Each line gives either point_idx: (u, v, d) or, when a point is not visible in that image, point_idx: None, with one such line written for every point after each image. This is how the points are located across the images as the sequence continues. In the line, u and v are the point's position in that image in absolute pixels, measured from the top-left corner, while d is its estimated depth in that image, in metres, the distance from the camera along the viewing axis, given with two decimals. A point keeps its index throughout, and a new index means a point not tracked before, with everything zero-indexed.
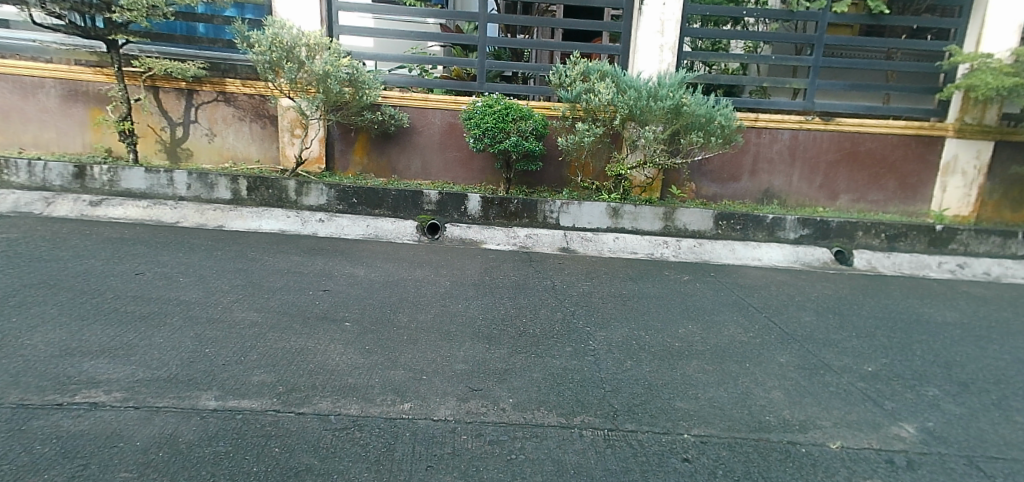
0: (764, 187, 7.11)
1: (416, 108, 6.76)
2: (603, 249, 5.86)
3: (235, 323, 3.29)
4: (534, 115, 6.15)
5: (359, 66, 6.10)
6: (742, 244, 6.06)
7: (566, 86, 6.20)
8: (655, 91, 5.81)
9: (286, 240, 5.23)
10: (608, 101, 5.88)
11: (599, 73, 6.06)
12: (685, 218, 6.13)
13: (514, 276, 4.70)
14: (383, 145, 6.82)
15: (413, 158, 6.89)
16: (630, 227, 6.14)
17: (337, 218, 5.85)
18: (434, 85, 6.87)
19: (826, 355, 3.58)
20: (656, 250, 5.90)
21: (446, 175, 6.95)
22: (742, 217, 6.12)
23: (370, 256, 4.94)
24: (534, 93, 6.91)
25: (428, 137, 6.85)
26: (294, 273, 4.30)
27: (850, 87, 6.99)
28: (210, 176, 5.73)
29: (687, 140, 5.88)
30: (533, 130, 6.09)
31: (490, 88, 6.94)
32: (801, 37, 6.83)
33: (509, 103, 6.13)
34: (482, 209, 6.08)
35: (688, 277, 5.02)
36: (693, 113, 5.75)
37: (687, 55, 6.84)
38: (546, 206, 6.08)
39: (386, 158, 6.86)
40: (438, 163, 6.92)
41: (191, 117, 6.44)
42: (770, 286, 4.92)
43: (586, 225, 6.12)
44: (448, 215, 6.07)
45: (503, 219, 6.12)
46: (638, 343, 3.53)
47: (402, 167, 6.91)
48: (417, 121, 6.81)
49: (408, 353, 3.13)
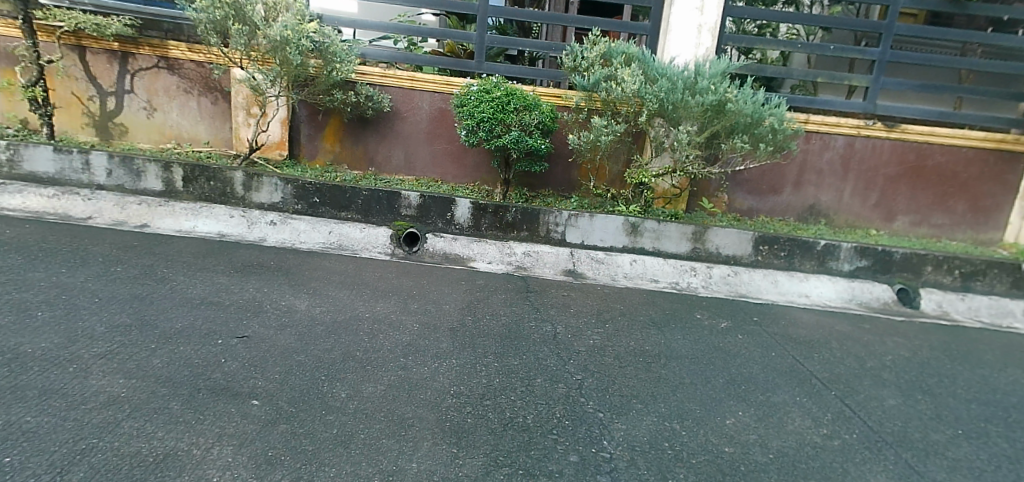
0: (808, 203, 5.98)
1: (400, 89, 5.62)
2: (616, 275, 4.81)
3: (80, 400, 2.22)
4: (541, 106, 5.01)
5: (330, 33, 4.96)
6: (787, 275, 4.99)
7: (582, 71, 5.07)
8: (692, 83, 4.67)
9: (219, 251, 4.14)
10: (633, 92, 4.74)
11: (624, 56, 4.90)
12: (719, 240, 5.05)
13: (505, 317, 3.63)
14: (357, 130, 5.68)
15: (395, 149, 5.77)
16: (651, 248, 5.07)
17: (292, 220, 4.75)
18: (423, 62, 5.69)
19: (944, 475, 2.46)
20: (681, 279, 4.86)
21: (434, 171, 5.85)
22: (789, 241, 5.03)
23: (322, 280, 3.85)
24: (541, 77, 5.75)
25: (413, 125, 5.72)
26: (211, 307, 3.22)
27: (921, 87, 5.71)
28: (135, 162, 4.67)
29: (729, 145, 4.73)
30: (540, 124, 4.94)
31: (489, 68, 5.76)
32: (867, 24, 5.56)
33: (511, 89, 4.99)
34: (473, 218, 5.00)
35: (727, 325, 3.95)
36: (738, 113, 4.59)
37: (730, 39, 5.64)
38: (550, 217, 5.01)
39: (362, 147, 5.74)
40: (424, 156, 5.81)
41: (126, 86, 5.34)
42: (832, 343, 3.83)
43: (597, 243, 5.06)
44: (431, 223, 4.99)
45: (497, 230, 5.05)
46: (672, 447, 2.44)
47: (381, 158, 5.79)
48: (400, 105, 5.67)
49: (329, 467, 2.02)
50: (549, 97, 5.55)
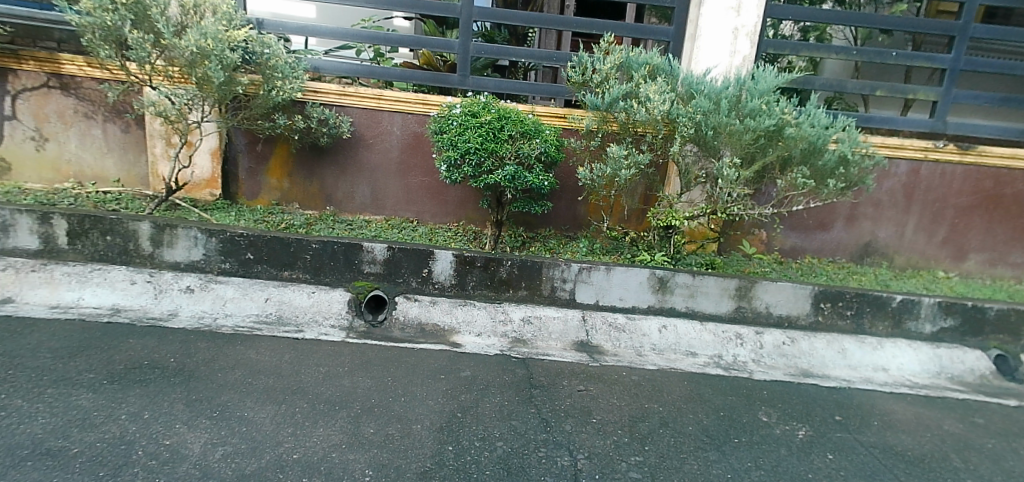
0: (862, 240, 5.07)
1: (365, 110, 4.53)
2: (643, 349, 3.75)
3: None
4: (542, 132, 3.95)
5: (271, 43, 3.91)
6: (854, 341, 4.00)
7: (595, 87, 4.05)
8: (738, 102, 3.70)
9: (101, 340, 2.96)
10: (662, 113, 3.73)
11: (650, 67, 3.95)
12: (769, 298, 4.03)
13: (502, 445, 2.47)
14: (313, 162, 4.58)
15: (360, 183, 4.70)
16: (682, 308, 4.02)
17: (217, 285, 3.61)
18: (395, 77, 4.59)
19: None
20: (724, 350, 3.81)
21: (409, 209, 4.80)
22: (854, 298, 4.03)
23: (245, 385, 2.68)
24: (540, 94, 4.71)
25: (383, 154, 4.65)
26: (43, 463, 1.99)
27: (999, 100, 4.76)
28: (2, 212, 3.51)
29: (785, 180, 3.74)
30: (542, 155, 3.87)
31: (477, 83, 4.67)
32: (935, 25, 4.62)
33: (504, 111, 3.93)
34: (456, 275, 3.90)
35: (807, 435, 2.87)
36: (799, 140, 3.59)
37: (768, 45, 4.65)
38: (555, 272, 3.94)
39: (319, 182, 4.64)
40: (396, 191, 4.75)
41: (7, 111, 4.18)
42: (954, 462, 2.76)
43: (616, 304, 4.00)
44: (402, 282, 3.88)
45: (488, 289, 3.96)
46: None
47: (343, 194, 4.71)
48: (367, 130, 4.58)
49: None
50: (551, 117, 4.48)
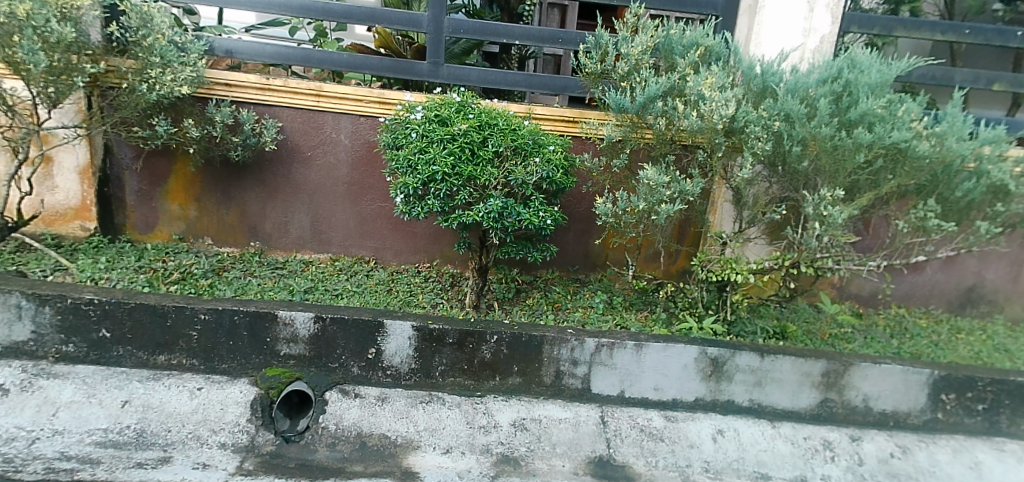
0: (967, 283, 3.82)
1: (299, 111, 3.29)
2: (691, 471, 2.52)
3: None
4: (544, 146, 2.69)
5: (159, 13, 2.72)
6: (993, 451, 2.77)
7: (618, 80, 2.81)
8: (844, 101, 2.44)
9: None
10: (725, 119, 2.47)
11: (701, 51, 2.70)
12: (867, 387, 2.81)
13: None
14: (229, 183, 3.35)
15: (296, 210, 3.46)
16: (743, 402, 2.81)
17: (49, 381, 2.37)
18: (340, 65, 3.33)
19: None
20: (808, 470, 2.59)
21: (363, 245, 3.58)
22: (991, 387, 2.80)
23: None
24: (540, 89, 3.45)
25: (326, 172, 3.42)
26: None
27: None
28: None
29: (909, 222, 2.48)
30: (543, 181, 2.61)
31: (453, 73, 3.41)
32: None
33: (488, 116, 2.70)
34: (417, 357, 2.68)
35: None
36: (936, 161, 2.33)
37: (854, 22, 3.38)
38: (562, 352, 2.72)
39: (238, 208, 3.41)
40: (345, 221, 3.52)
41: None
42: None
43: (648, 396, 2.79)
44: (338, 368, 2.65)
45: (464, 376, 2.73)
46: None
47: (272, 225, 3.47)
48: (302, 139, 3.34)
49: None
50: (556, 122, 3.22)
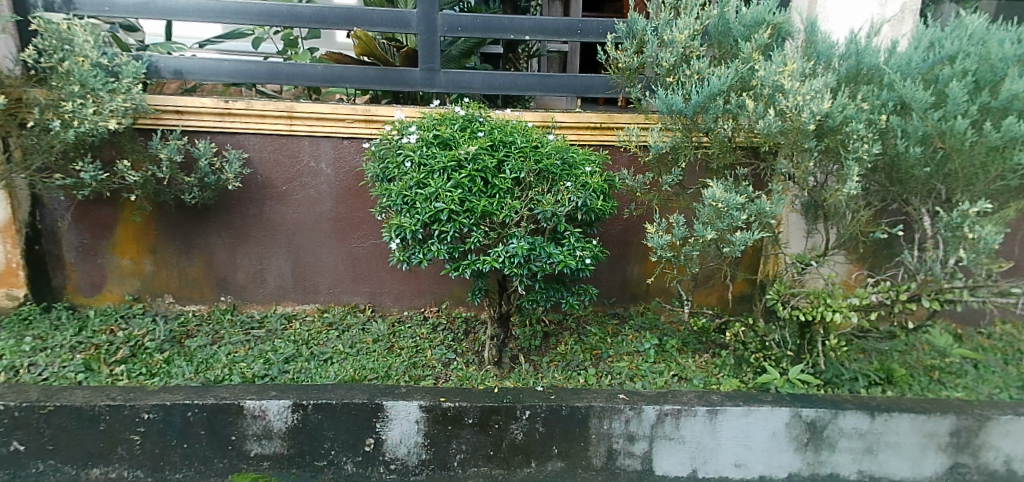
0: None
1: (268, 138, 2.71)
2: None
3: None
4: (575, 165, 2.09)
5: (86, 33, 2.20)
6: None
7: (663, 75, 2.22)
8: (981, 79, 1.83)
9: None
10: (818, 114, 1.86)
11: (769, 30, 2.10)
12: (1011, 447, 2.17)
13: None
14: (190, 230, 2.77)
15: (273, 255, 2.88)
16: (849, 475, 2.19)
17: None
18: (315, 80, 2.75)
19: None
20: None
21: (356, 291, 2.98)
22: None
23: None
24: (558, 92, 2.86)
25: (306, 207, 2.83)
26: None
27: None
28: None
29: None
30: (577, 210, 2.02)
31: (452, 79, 2.81)
32: None
33: (500, 132, 2.11)
34: (428, 445, 2.08)
35: None
36: None
37: None
38: (614, 427, 2.11)
39: (203, 258, 2.83)
40: (334, 264, 2.93)
41: None
42: None
43: (727, 474, 2.17)
44: (328, 467, 2.06)
45: (491, 463, 2.13)
46: None
47: (245, 275, 2.89)
48: (275, 171, 2.76)
49: None
50: (582, 130, 2.63)
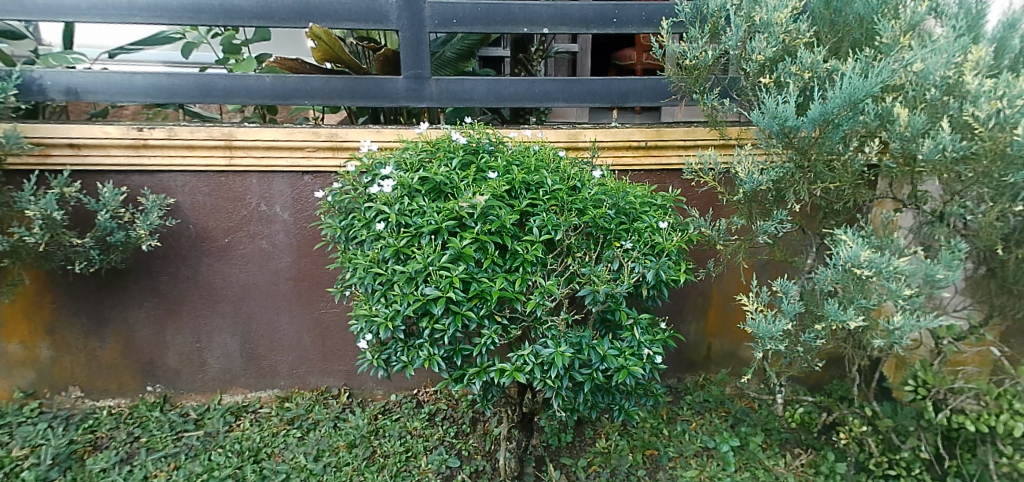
0: None
1: (200, 176, 2.01)
2: None
3: None
4: (633, 215, 1.38)
5: None
6: None
7: (752, 73, 1.52)
8: None
9: None
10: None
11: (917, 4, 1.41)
12: None
13: None
14: (101, 302, 2.07)
15: (215, 330, 2.17)
16: None
17: None
18: (262, 95, 2.05)
19: None
20: None
21: (327, 372, 2.27)
22: None
23: None
24: (586, 102, 2.16)
25: (255, 266, 2.12)
26: None
27: None
28: None
29: None
30: (641, 286, 1.30)
31: (446, 89, 2.11)
32: None
33: (520, 168, 1.40)
34: None
35: None
36: None
37: None
38: None
39: (121, 338, 2.12)
40: (296, 338, 2.22)
41: None
42: None
43: None
44: None
45: None
46: None
47: (178, 357, 2.18)
48: (212, 220, 2.06)
49: None
50: (625, 152, 1.92)
